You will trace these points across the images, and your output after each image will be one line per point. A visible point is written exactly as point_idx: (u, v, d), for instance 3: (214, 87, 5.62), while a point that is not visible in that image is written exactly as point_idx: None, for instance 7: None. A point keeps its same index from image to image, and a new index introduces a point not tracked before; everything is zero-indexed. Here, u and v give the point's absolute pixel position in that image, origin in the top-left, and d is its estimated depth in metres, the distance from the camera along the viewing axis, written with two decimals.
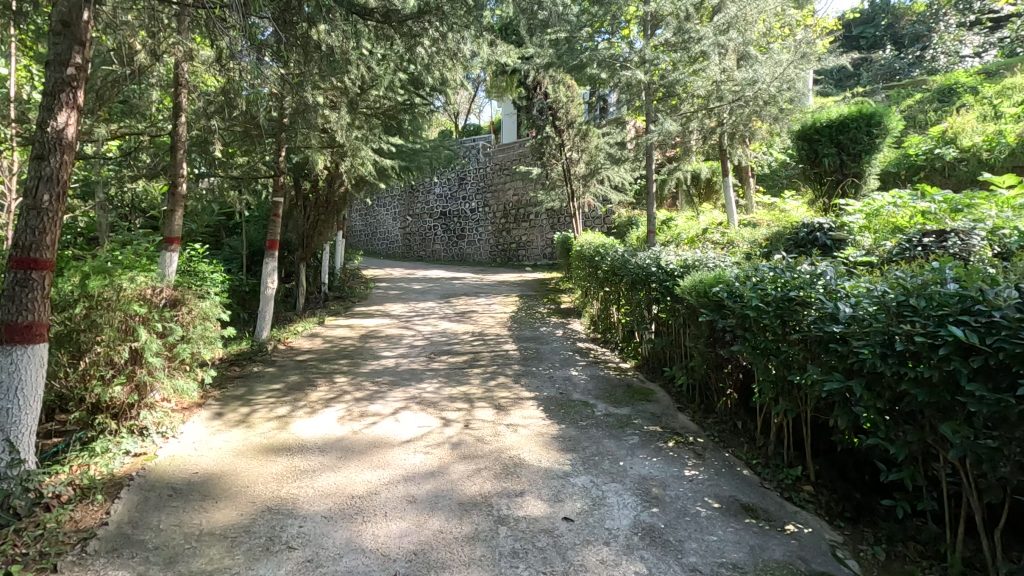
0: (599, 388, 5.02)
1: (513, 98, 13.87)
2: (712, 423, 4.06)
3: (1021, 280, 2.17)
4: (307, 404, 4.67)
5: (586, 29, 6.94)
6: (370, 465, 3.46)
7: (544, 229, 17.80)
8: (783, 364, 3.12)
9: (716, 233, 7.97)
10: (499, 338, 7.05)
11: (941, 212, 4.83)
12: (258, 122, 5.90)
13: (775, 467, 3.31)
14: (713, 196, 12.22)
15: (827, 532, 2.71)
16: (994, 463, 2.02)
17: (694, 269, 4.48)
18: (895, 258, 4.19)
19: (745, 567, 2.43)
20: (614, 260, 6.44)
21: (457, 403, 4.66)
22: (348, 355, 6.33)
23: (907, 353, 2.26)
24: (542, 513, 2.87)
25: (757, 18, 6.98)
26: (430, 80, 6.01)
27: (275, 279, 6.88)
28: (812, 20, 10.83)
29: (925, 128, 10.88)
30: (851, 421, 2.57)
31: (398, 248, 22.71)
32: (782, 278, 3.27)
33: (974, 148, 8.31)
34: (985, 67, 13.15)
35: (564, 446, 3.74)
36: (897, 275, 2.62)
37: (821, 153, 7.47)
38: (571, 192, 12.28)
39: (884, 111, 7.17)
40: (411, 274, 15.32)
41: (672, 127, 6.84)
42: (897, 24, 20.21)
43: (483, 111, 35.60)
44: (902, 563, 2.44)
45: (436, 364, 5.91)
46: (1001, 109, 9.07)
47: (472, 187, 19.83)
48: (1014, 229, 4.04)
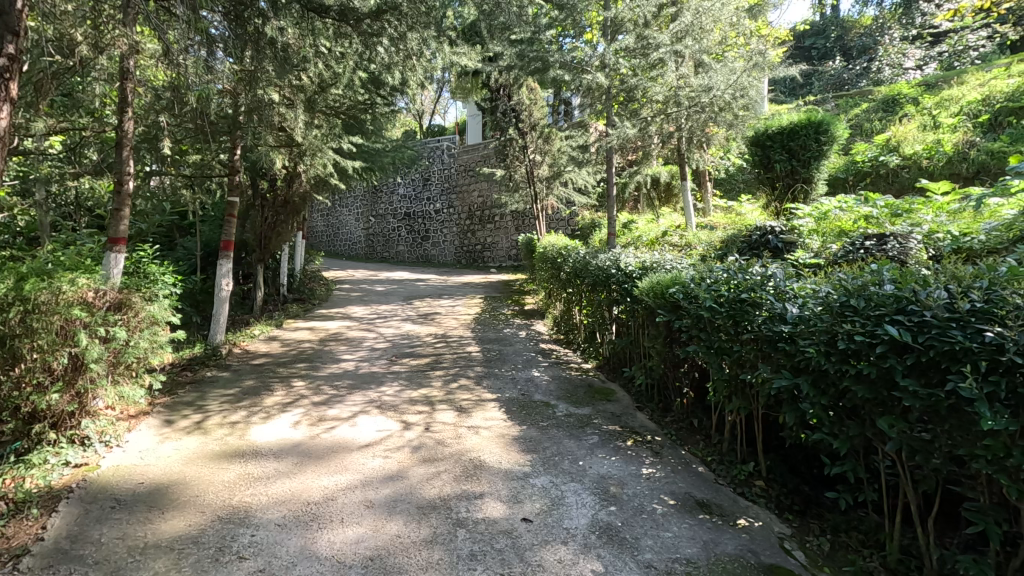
0: (561, 388, 5.07)
1: (477, 99, 13.86)
2: (669, 421, 4.15)
3: (951, 280, 2.30)
4: (262, 409, 4.54)
5: (548, 31, 6.98)
6: (328, 470, 3.40)
7: (509, 231, 17.84)
8: (736, 363, 3.21)
9: (674, 236, 8.16)
10: (462, 340, 7.02)
11: (881, 216, 5.08)
12: (211, 119, 5.70)
13: (729, 463, 3.39)
14: (673, 200, 12.51)
15: (776, 525, 2.80)
16: (928, 455, 2.13)
17: (652, 270, 4.59)
18: (840, 260, 4.37)
19: (698, 562, 2.49)
20: (577, 262, 6.51)
21: (418, 406, 4.62)
22: (306, 358, 6.18)
23: (848, 352, 2.36)
24: (501, 515, 2.88)
25: (713, 27, 7.16)
26: (390, 80, 5.96)
27: (230, 280, 6.67)
28: (765, 30, 11.21)
29: (871, 137, 11.41)
30: (798, 417, 2.67)
31: (360, 249, 22.37)
32: (735, 280, 3.38)
33: (915, 156, 8.72)
34: (926, 79, 13.84)
35: (525, 447, 3.75)
36: (840, 277, 2.74)
37: (773, 159, 7.70)
38: (535, 194, 12.35)
39: (831, 119, 7.46)
40: (375, 275, 15.15)
41: (631, 131, 6.96)
42: (846, 37, 21.04)
43: (448, 111, 35.47)
44: (845, 552, 2.55)
45: (398, 367, 5.84)
46: (940, 120, 9.58)
47: (437, 188, 19.75)
48: (948, 233, 4.28)
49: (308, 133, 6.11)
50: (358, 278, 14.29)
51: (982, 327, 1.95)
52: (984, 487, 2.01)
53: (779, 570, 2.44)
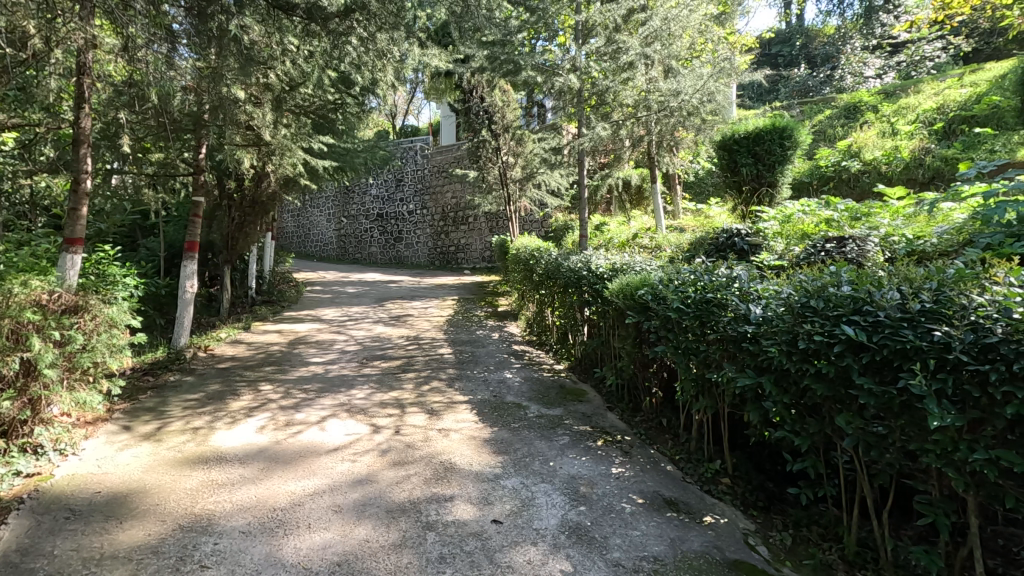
0: (533, 389, 5.08)
1: (450, 99, 13.79)
2: (639, 421, 4.20)
3: (904, 281, 2.39)
4: (227, 414, 4.44)
5: (520, 34, 6.98)
6: (295, 475, 3.34)
7: (482, 232, 17.82)
8: (702, 363, 3.27)
9: (645, 238, 8.26)
10: (434, 342, 6.98)
11: (842, 220, 5.24)
12: (174, 116, 5.55)
13: (696, 461, 3.45)
14: (644, 202, 12.68)
15: (741, 521, 2.86)
16: (882, 450, 2.21)
17: (622, 272, 4.64)
18: (802, 262, 4.50)
19: (666, 559, 2.52)
20: (549, 264, 6.54)
21: (389, 409, 4.57)
22: (274, 361, 6.06)
23: (808, 351, 2.43)
24: (471, 517, 2.87)
25: (681, 34, 7.29)
26: (360, 79, 5.90)
27: (195, 282, 6.49)
28: (733, 36, 11.45)
29: (833, 142, 11.78)
30: (761, 415, 2.75)
31: (332, 250, 22.01)
32: (702, 282, 3.45)
33: (875, 162, 9.03)
34: (885, 87, 14.33)
35: (497, 449, 3.76)
36: (801, 278, 2.81)
37: (739, 163, 7.84)
38: (508, 196, 12.38)
39: (795, 125, 7.66)
40: (346, 277, 14.97)
41: (603, 134, 7.05)
42: (810, 45, 21.63)
43: (422, 112, 35.25)
44: (806, 546, 2.62)
45: (368, 369, 5.77)
46: (898, 127, 9.94)
47: (411, 188, 19.60)
48: (903, 236, 4.43)
49: (276, 132, 5.99)
50: (330, 280, 14.08)
51: (931, 326, 2.03)
52: (935, 481, 2.10)
53: (743, 565, 2.49)
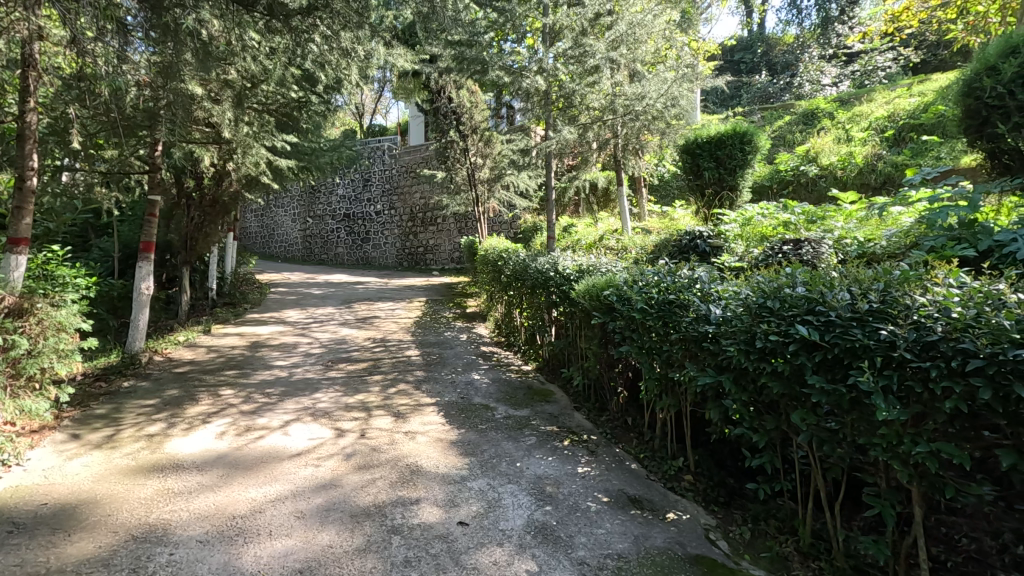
0: (500, 390, 5.08)
1: (418, 99, 13.68)
2: (605, 420, 4.25)
3: (855, 282, 2.48)
4: (184, 420, 4.30)
5: (487, 34, 6.99)
6: (256, 481, 3.26)
7: (451, 233, 17.76)
8: (665, 363, 3.34)
9: (611, 240, 8.36)
10: (401, 345, 6.91)
11: (798, 223, 5.42)
12: (127, 112, 5.35)
13: (660, 459, 3.51)
14: (611, 204, 12.86)
15: (702, 517, 2.94)
16: (833, 445, 2.30)
17: (589, 273, 4.69)
18: (761, 263, 4.62)
19: (629, 556, 2.56)
20: (517, 265, 6.56)
21: (354, 412, 4.51)
22: (235, 365, 5.90)
23: (765, 350, 2.50)
24: (437, 520, 2.86)
25: (647, 39, 7.40)
26: (325, 78, 5.82)
27: (151, 283, 6.27)
28: (696, 43, 11.71)
29: (792, 148, 12.18)
30: (721, 413, 2.83)
31: (297, 251, 21.56)
32: (665, 283, 3.53)
33: (831, 167, 9.35)
34: (841, 95, 14.88)
35: (463, 451, 3.74)
36: (758, 280, 2.90)
37: (702, 167, 8.00)
38: (476, 197, 12.36)
39: (755, 131, 7.85)
40: (312, 278, 14.69)
41: (570, 137, 7.12)
42: (771, 53, 22.30)
43: (391, 111, 34.90)
44: (764, 539, 2.71)
45: (333, 373, 5.67)
46: (852, 133, 10.35)
47: (378, 188, 19.38)
48: (855, 239, 4.59)
49: (237, 129, 5.84)
50: (294, 281, 13.80)
51: (878, 326, 2.12)
52: (882, 473, 2.19)
53: (703, 560, 2.56)
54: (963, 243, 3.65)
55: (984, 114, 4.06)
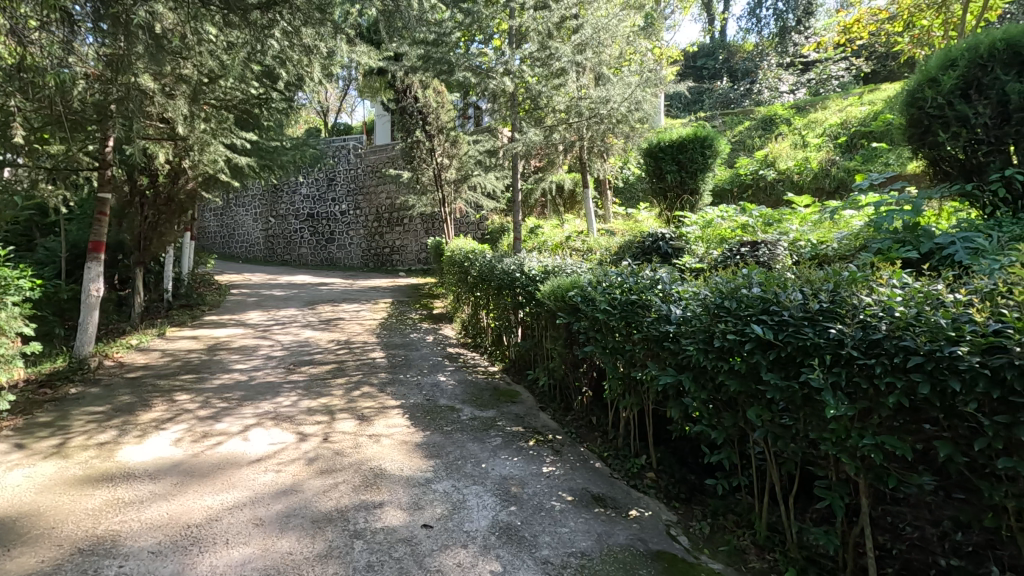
0: (466, 392, 5.07)
1: (384, 98, 13.53)
2: (570, 420, 4.30)
3: (807, 283, 2.57)
4: (137, 427, 4.14)
5: (454, 34, 6.93)
6: (211, 489, 3.15)
7: (418, 234, 17.63)
8: (628, 362, 3.40)
9: (577, 241, 8.45)
10: (366, 346, 6.82)
11: (756, 226, 5.59)
12: (74, 106, 5.11)
13: (624, 457, 3.56)
14: (577, 206, 12.99)
15: (664, 513, 2.99)
16: (787, 440, 2.38)
17: (554, 274, 4.73)
18: (720, 264, 4.75)
19: (592, 554, 2.60)
20: (483, 266, 6.57)
21: (316, 416, 4.42)
22: (192, 369, 5.71)
23: (723, 350, 2.58)
24: (400, 523, 2.83)
25: (611, 43, 7.50)
26: (287, 75, 5.71)
27: (101, 284, 6.00)
28: (659, 48, 11.94)
29: (751, 152, 12.56)
30: (681, 411, 2.89)
31: (259, 251, 21.00)
32: (627, 284, 3.59)
33: (788, 171, 9.67)
34: (797, 102, 15.42)
35: (428, 453, 3.72)
36: (717, 280, 2.98)
37: (665, 170, 8.16)
38: (443, 198, 12.30)
39: (715, 135, 8.05)
40: (274, 279, 14.34)
41: (536, 139, 7.17)
42: (732, 60, 22.91)
43: (356, 110, 34.37)
44: (722, 534, 2.78)
45: (295, 376, 5.56)
46: (808, 140, 10.74)
47: (343, 188, 19.09)
48: (809, 241, 4.76)
49: (192, 125, 5.61)
50: (255, 282, 13.44)
51: (828, 325, 2.20)
52: (832, 467, 2.27)
53: (664, 555, 2.61)
54: (907, 246, 3.83)
55: (926, 123, 4.25)
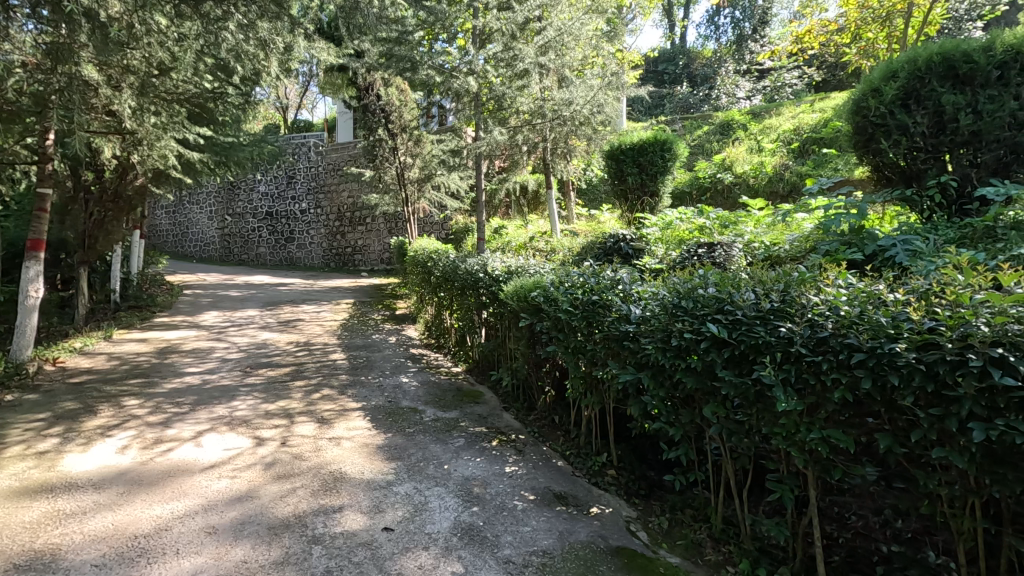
0: (429, 393, 5.03)
1: (346, 94, 13.30)
2: (533, 420, 4.32)
3: (759, 283, 2.67)
4: (81, 434, 3.95)
5: (418, 33, 6.85)
6: (160, 497, 3.03)
7: (381, 233, 17.42)
8: (589, 361, 3.44)
9: (541, 242, 8.51)
10: (326, 348, 6.68)
11: (712, 228, 5.75)
12: (10, 95, 4.83)
13: (586, 455, 3.60)
14: (540, 207, 13.08)
15: (624, 509, 3.05)
16: (741, 435, 2.46)
17: (517, 275, 4.75)
18: (678, 265, 4.87)
19: (554, 552, 2.62)
20: (446, 266, 6.54)
21: (274, 420, 4.31)
22: (141, 373, 5.47)
23: (680, 348, 2.64)
24: (361, 527, 2.79)
25: (575, 45, 7.58)
26: (244, 70, 5.55)
27: (41, 285, 5.69)
28: (621, 53, 12.13)
29: (710, 156, 12.91)
30: (641, 408, 2.94)
31: (214, 250, 20.29)
32: (589, 285, 3.63)
33: (744, 175, 9.99)
34: (753, 108, 15.93)
35: (390, 455, 3.68)
36: (675, 281, 3.05)
37: (626, 172, 8.30)
38: (406, 197, 12.16)
39: (674, 139, 8.24)
40: (231, 279, 13.90)
41: (500, 139, 7.20)
42: (691, 66, 23.42)
43: (317, 106, 33.60)
44: (680, 528, 2.85)
45: (252, 379, 5.40)
46: (763, 145, 11.12)
47: (303, 186, 18.66)
48: (762, 243, 4.90)
49: (140, 118, 5.38)
50: (210, 282, 13.00)
51: (778, 324, 2.28)
52: (783, 460, 2.36)
53: (624, 551, 2.65)
54: (853, 247, 4.02)
55: (870, 131, 4.47)
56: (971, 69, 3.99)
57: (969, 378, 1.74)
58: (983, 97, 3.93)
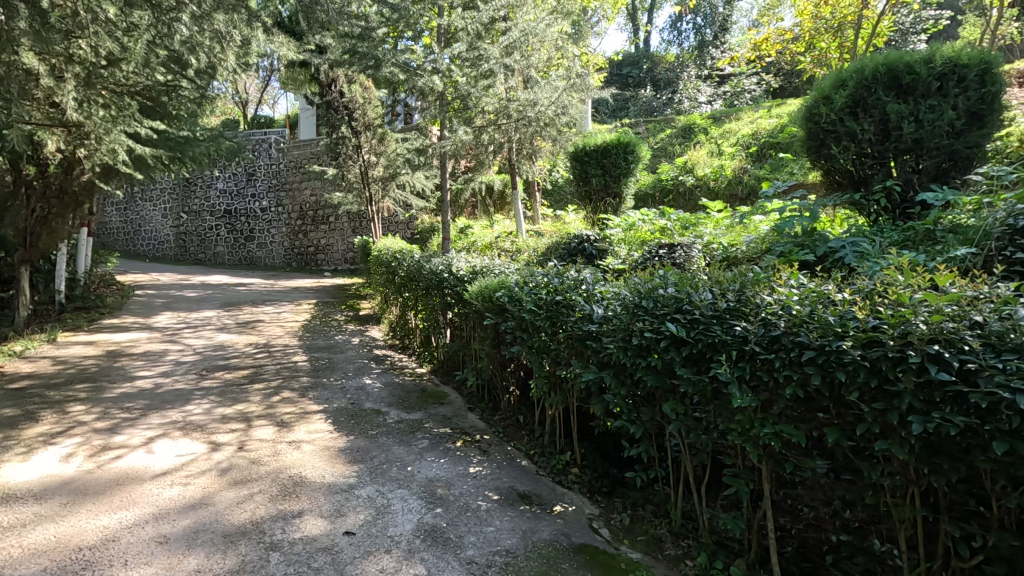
0: (393, 395, 4.97)
1: (308, 90, 13.01)
2: (498, 420, 4.33)
3: (716, 283, 2.74)
4: (20, 442, 3.74)
5: (381, 30, 6.77)
6: (107, 507, 2.90)
7: (345, 233, 17.16)
8: (553, 361, 3.46)
9: (506, 242, 8.53)
10: (287, 350, 6.52)
11: (673, 229, 5.87)
12: None
13: (550, 454, 3.62)
14: (506, 207, 13.11)
15: (587, 507, 3.08)
16: (699, 432, 2.52)
17: (482, 275, 4.74)
18: (641, 265, 4.96)
19: (517, 552, 2.63)
20: (411, 266, 6.48)
21: (231, 424, 4.18)
22: (87, 378, 5.23)
23: (641, 347, 2.69)
24: (321, 532, 2.74)
25: (540, 47, 7.61)
26: (198, 63, 5.37)
27: None
28: (587, 55, 12.25)
29: (672, 159, 13.20)
30: (603, 407, 2.98)
31: (168, 249, 19.52)
32: (553, 285, 3.66)
33: (705, 178, 10.24)
34: (714, 112, 16.35)
35: (352, 458, 3.62)
36: (636, 281, 3.10)
37: (590, 173, 8.40)
38: (369, 196, 11.99)
39: (638, 142, 8.38)
40: (186, 279, 13.42)
41: (465, 139, 7.18)
42: (655, 70, 23.83)
43: (278, 102, 32.78)
44: (641, 524, 2.90)
45: (208, 382, 5.22)
46: (723, 148, 11.43)
47: (263, 183, 18.17)
48: (720, 244, 5.00)
49: (87, 111, 5.14)
50: (165, 282, 12.52)
51: (733, 322, 2.35)
52: (739, 455, 2.43)
53: (586, 549, 2.69)
54: (806, 249, 4.17)
55: (821, 137, 4.66)
56: (913, 80, 4.17)
57: (909, 373, 1.83)
58: (925, 107, 4.12)
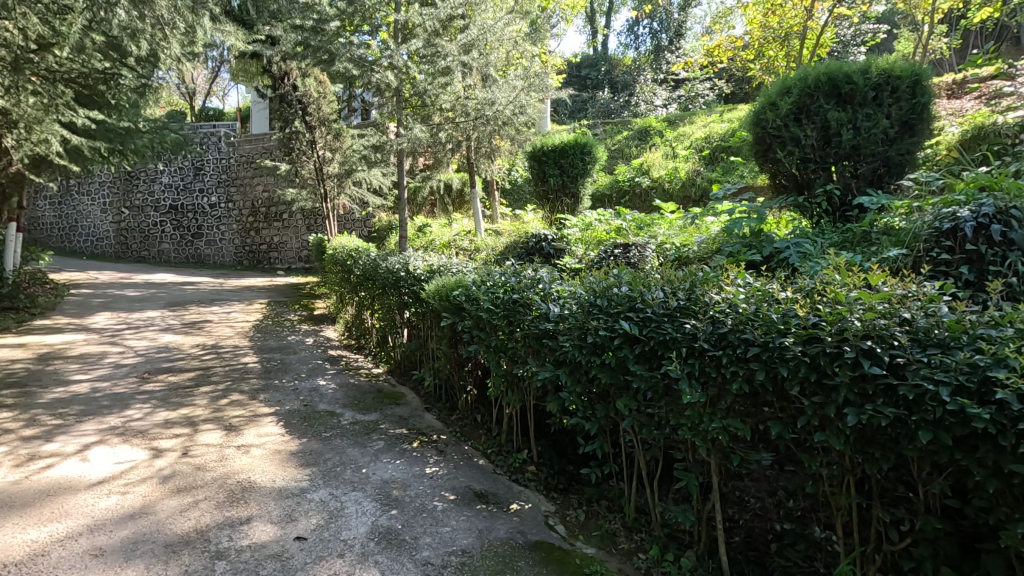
0: (347, 396, 4.86)
1: (259, 82, 12.58)
2: (455, 419, 4.30)
3: (668, 282, 2.81)
4: None
5: (335, 23, 6.64)
6: (36, 520, 2.72)
7: (299, 230, 16.80)
8: (510, 359, 3.47)
9: (465, 240, 8.50)
10: (236, 351, 6.30)
11: (628, 229, 5.98)
12: None
13: (507, 453, 3.63)
14: (465, 206, 13.07)
15: (543, 504, 3.11)
16: (652, 428, 2.58)
17: (439, 274, 4.71)
18: (596, 265, 5.04)
19: (473, 551, 2.62)
20: (367, 264, 6.37)
21: (174, 429, 4.00)
22: (15, 383, 4.89)
23: (596, 345, 2.73)
24: (270, 538, 2.65)
25: (497, 46, 7.60)
26: (137, 50, 5.11)
27: None
28: (545, 56, 12.32)
29: (629, 160, 13.45)
30: (559, 405, 3.01)
31: (107, 247, 18.48)
32: (510, 284, 3.67)
33: (660, 180, 10.47)
34: (668, 115, 16.76)
35: (303, 461, 3.53)
36: (591, 280, 3.15)
37: (547, 173, 8.46)
38: (324, 193, 11.70)
39: (594, 143, 8.50)
40: (128, 277, 12.77)
41: (422, 137, 7.10)
42: (613, 72, 24.17)
43: (228, 94, 31.57)
44: (596, 519, 2.95)
45: (150, 386, 4.98)
46: (677, 151, 11.72)
47: (212, 178, 17.48)
48: (673, 244, 5.12)
49: (16, 98, 4.94)
50: (103, 281, 11.87)
51: (683, 320, 2.42)
52: (689, 450, 2.49)
53: (542, 545, 2.70)
54: (753, 249, 4.32)
55: (768, 142, 4.84)
56: (851, 89, 4.38)
57: (844, 368, 1.92)
58: (862, 115, 4.34)
